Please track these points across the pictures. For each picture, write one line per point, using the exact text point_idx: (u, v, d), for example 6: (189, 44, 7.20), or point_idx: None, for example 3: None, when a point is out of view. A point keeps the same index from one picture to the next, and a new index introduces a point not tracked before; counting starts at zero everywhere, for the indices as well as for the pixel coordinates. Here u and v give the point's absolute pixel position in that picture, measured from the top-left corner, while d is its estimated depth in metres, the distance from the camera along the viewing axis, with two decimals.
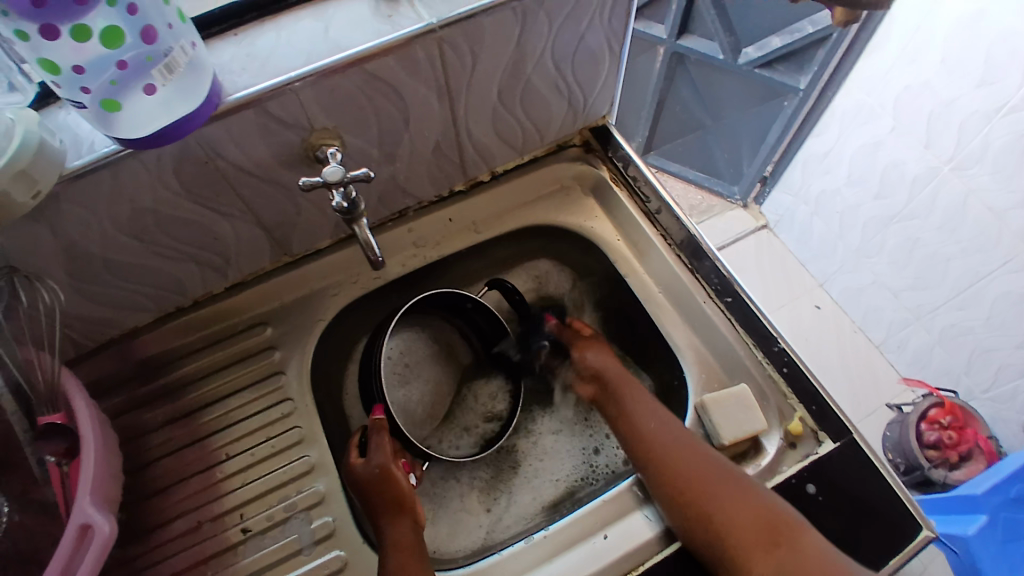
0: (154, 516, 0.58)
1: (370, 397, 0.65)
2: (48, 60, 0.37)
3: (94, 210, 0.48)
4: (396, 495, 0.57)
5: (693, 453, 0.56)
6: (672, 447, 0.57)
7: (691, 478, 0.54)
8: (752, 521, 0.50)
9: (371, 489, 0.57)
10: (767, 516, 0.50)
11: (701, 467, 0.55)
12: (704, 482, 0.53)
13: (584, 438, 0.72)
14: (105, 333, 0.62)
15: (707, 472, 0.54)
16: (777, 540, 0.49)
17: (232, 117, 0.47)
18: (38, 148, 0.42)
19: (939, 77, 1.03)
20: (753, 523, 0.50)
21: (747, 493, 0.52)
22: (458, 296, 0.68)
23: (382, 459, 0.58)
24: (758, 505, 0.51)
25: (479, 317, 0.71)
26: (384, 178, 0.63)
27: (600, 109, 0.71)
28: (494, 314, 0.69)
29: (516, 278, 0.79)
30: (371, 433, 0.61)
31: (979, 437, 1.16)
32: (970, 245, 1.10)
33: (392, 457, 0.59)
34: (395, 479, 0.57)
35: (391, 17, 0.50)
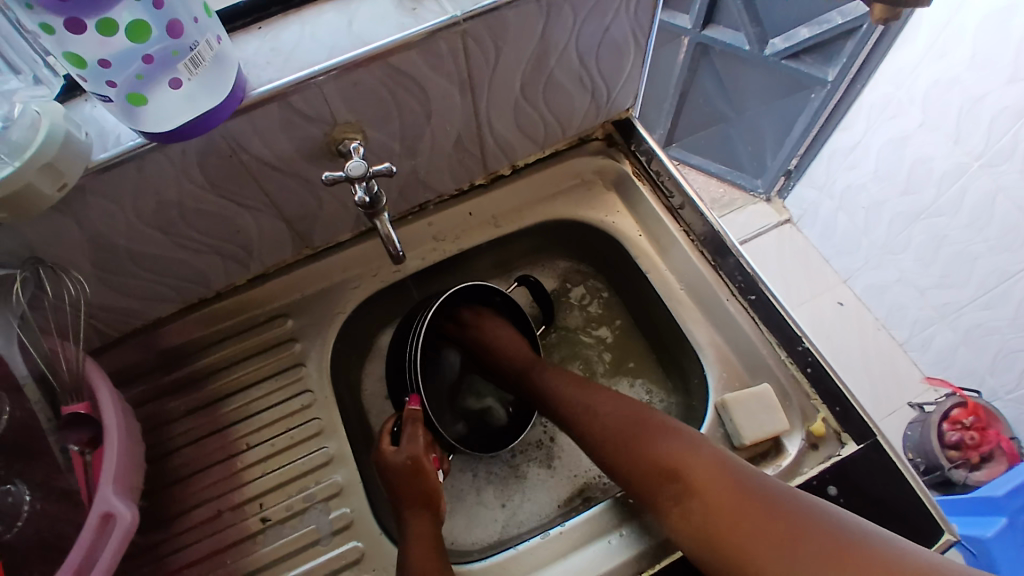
0: (177, 504, 0.59)
1: (400, 389, 0.66)
2: (73, 53, 0.38)
3: (120, 203, 0.49)
4: (424, 489, 0.57)
5: (622, 409, 0.59)
6: (600, 410, 0.60)
7: (613, 434, 0.57)
8: (659, 465, 0.52)
9: (401, 481, 0.58)
10: (670, 458, 0.52)
11: (625, 421, 0.57)
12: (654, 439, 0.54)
13: None
14: (129, 323, 0.63)
15: (632, 428, 0.56)
16: (679, 479, 0.51)
17: (257, 110, 0.47)
18: (63, 141, 0.43)
19: (969, 70, 1.00)
20: (658, 467, 0.52)
21: (664, 436, 0.54)
22: (484, 287, 0.69)
23: (413, 451, 0.59)
24: (667, 446, 0.53)
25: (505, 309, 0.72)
26: (404, 171, 0.63)
27: (624, 102, 0.70)
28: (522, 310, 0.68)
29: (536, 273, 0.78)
30: (404, 425, 0.61)
31: (1001, 438, 1.15)
32: (999, 244, 1.07)
33: (424, 451, 0.59)
34: (425, 473, 0.58)
35: (414, 10, 0.50)
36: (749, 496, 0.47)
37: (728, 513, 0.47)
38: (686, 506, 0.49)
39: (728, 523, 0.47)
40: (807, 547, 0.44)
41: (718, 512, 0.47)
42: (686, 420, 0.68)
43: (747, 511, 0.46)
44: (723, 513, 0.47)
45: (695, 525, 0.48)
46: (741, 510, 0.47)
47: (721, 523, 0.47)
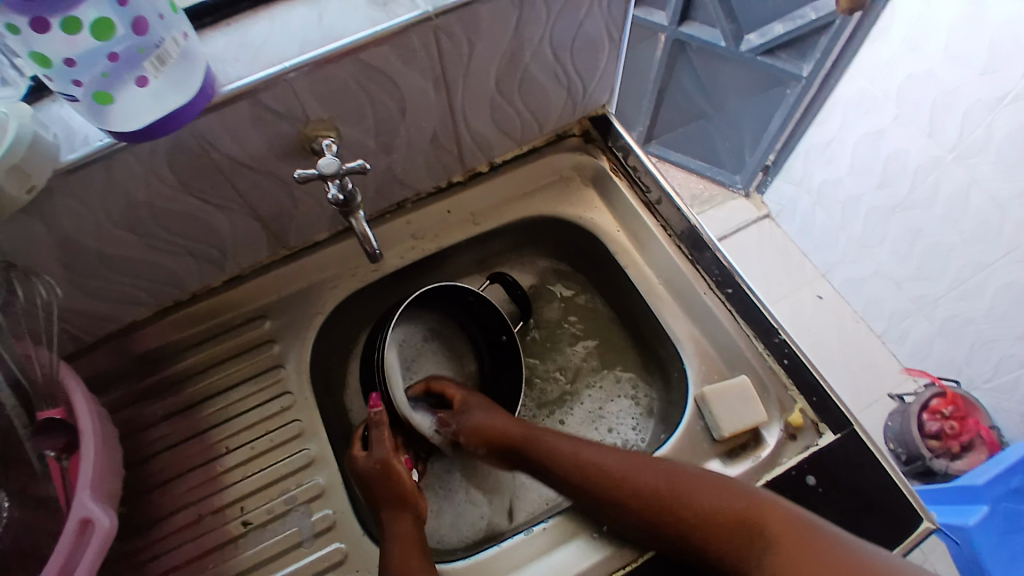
0: (156, 509, 0.58)
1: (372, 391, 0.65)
2: (38, 53, 0.37)
3: (87, 204, 0.48)
4: (399, 491, 0.57)
5: (651, 466, 0.54)
6: (623, 468, 0.55)
7: (652, 493, 0.52)
8: (729, 521, 0.49)
9: (374, 482, 0.57)
10: (741, 512, 0.49)
11: (661, 477, 0.53)
12: (706, 499, 0.51)
13: (588, 431, 0.71)
14: (102, 327, 0.62)
15: (671, 488, 0.52)
16: (758, 531, 0.48)
17: (226, 108, 0.47)
18: (31, 144, 0.42)
19: (942, 64, 1.02)
20: (729, 523, 0.49)
21: (720, 489, 0.51)
22: (460, 289, 0.68)
23: (383, 454, 0.58)
24: (730, 500, 0.50)
25: (480, 309, 0.70)
26: (380, 169, 0.62)
27: (600, 98, 0.70)
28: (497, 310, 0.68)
29: (516, 272, 0.78)
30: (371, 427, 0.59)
31: (981, 427, 1.17)
32: (972, 235, 1.09)
33: (394, 453, 0.59)
34: (397, 475, 0.57)
35: (385, 4, 0.49)
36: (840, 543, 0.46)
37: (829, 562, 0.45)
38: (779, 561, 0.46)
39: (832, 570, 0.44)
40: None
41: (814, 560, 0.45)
42: (667, 413, 0.68)
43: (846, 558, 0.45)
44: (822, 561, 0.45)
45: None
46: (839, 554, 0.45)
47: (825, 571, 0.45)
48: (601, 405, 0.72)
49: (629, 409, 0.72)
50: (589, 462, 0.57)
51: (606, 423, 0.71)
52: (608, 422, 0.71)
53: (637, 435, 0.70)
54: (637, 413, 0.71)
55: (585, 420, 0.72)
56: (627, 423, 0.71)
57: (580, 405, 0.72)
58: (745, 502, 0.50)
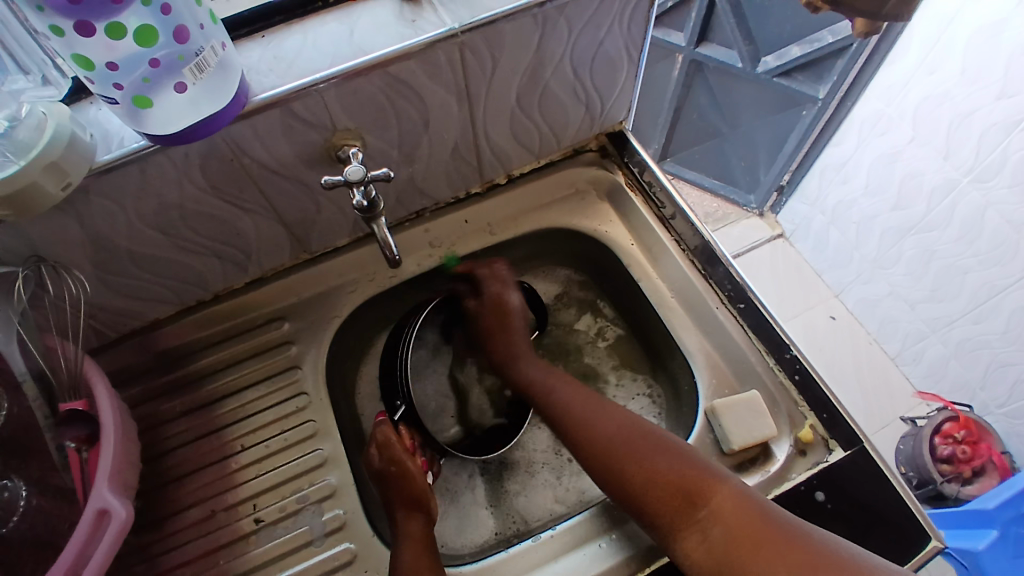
0: (171, 504, 0.60)
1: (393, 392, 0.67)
2: (82, 55, 0.39)
3: (121, 204, 0.50)
4: (412, 491, 0.58)
5: (631, 425, 0.57)
6: (607, 423, 0.58)
7: (620, 451, 0.55)
8: (675, 488, 0.50)
9: (389, 483, 0.59)
10: (690, 482, 0.50)
11: (634, 437, 0.55)
12: (662, 460, 0.52)
13: None
14: (126, 324, 0.64)
15: (635, 444, 0.55)
16: (702, 502, 0.49)
17: (258, 115, 0.48)
18: (68, 141, 0.44)
19: (958, 87, 1.03)
20: (676, 490, 0.50)
21: (674, 456, 0.52)
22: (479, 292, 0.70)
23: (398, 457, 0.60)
24: (685, 467, 0.51)
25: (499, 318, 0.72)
26: (402, 178, 0.64)
27: (617, 115, 0.71)
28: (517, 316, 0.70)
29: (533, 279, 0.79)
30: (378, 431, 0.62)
31: (993, 452, 1.15)
32: (988, 258, 1.08)
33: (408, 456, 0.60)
34: (412, 476, 0.59)
35: (413, 21, 0.52)
36: (777, 525, 0.46)
37: (758, 540, 0.45)
38: (711, 531, 0.47)
39: (757, 548, 0.45)
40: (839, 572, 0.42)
41: (744, 537, 0.45)
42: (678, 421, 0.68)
43: (775, 540, 0.44)
44: (753, 537, 0.45)
45: (720, 550, 0.46)
46: (771, 536, 0.45)
47: (749, 548, 0.45)
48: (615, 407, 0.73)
49: (651, 407, 0.72)
50: (580, 415, 0.60)
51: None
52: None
53: None
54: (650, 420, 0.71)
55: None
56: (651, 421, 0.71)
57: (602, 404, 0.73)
58: (697, 473, 0.50)
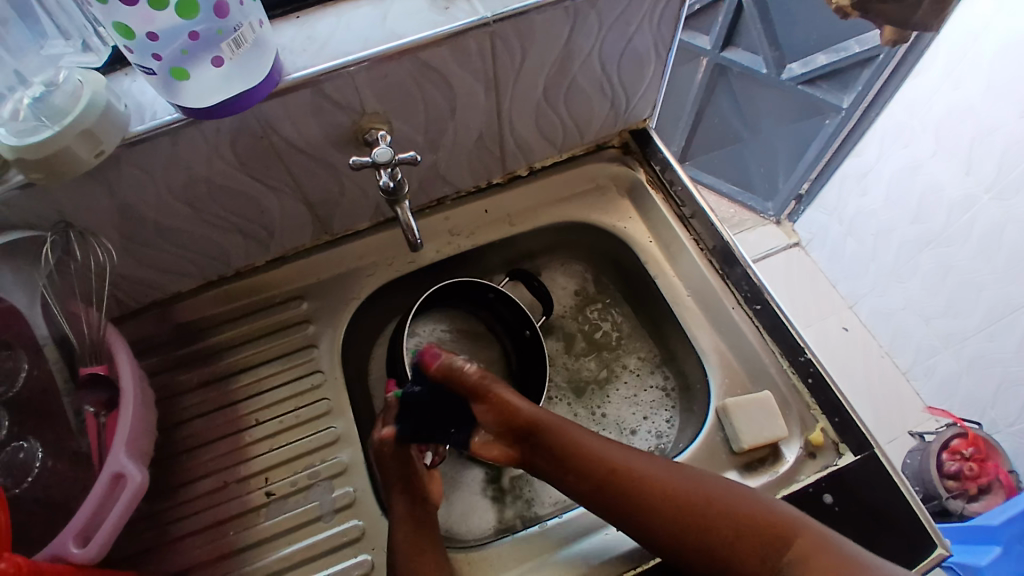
0: (185, 473, 0.61)
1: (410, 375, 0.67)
2: (123, 24, 0.40)
3: (151, 175, 0.51)
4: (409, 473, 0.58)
5: (684, 475, 0.52)
6: (653, 470, 0.52)
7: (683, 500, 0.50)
8: (754, 531, 0.48)
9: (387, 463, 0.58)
10: (766, 522, 0.49)
11: (693, 484, 0.51)
12: (735, 500, 0.50)
13: (626, 418, 0.71)
14: (148, 295, 0.65)
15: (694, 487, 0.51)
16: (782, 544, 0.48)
17: (291, 94, 0.49)
18: (104, 110, 0.45)
19: (984, 102, 1.02)
20: (751, 536, 0.48)
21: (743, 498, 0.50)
22: (480, 286, 0.71)
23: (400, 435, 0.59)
24: (755, 511, 0.49)
25: (501, 307, 0.72)
26: (426, 165, 0.65)
27: (642, 112, 0.71)
28: (517, 304, 0.70)
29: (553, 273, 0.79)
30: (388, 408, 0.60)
31: (1000, 470, 1.14)
32: (1004, 274, 1.08)
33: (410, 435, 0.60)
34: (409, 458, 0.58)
35: (446, 9, 0.52)
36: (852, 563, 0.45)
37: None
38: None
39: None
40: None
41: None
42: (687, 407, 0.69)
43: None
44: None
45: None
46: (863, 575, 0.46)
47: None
48: (635, 393, 0.73)
49: (664, 400, 0.72)
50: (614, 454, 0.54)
51: (642, 412, 0.72)
52: (643, 411, 0.72)
53: (668, 427, 0.70)
54: (665, 407, 0.71)
55: (620, 406, 0.72)
56: (661, 414, 0.71)
57: (614, 392, 0.73)
58: (771, 516, 0.49)
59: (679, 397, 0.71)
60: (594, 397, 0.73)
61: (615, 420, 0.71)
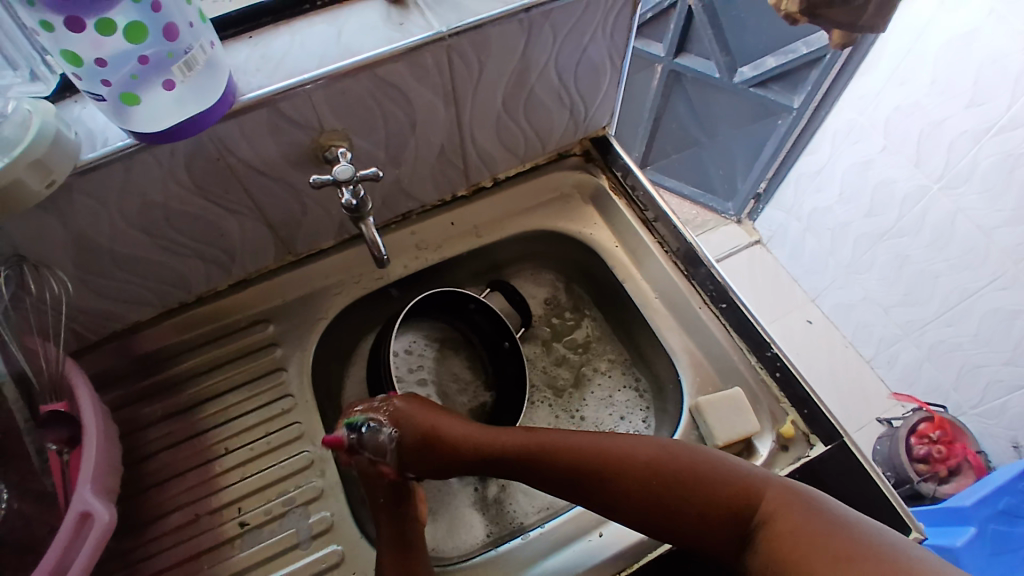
0: (152, 509, 0.58)
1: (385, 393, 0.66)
2: (70, 51, 0.39)
3: (103, 203, 0.49)
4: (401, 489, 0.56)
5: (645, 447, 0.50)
6: (613, 446, 0.51)
7: (643, 475, 0.49)
8: (720, 501, 0.47)
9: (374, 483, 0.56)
10: (731, 489, 0.47)
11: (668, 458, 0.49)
12: (705, 473, 0.48)
13: (603, 418, 0.72)
14: (106, 327, 0.63)
15: (668, 463, 0.49)
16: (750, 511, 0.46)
17: (246, 115, 0.49)
18: (54, 138, 0.43)
19: (928, 96, 1.07)
20: (717, 506, 0.46)
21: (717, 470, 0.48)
22: (463, 296, 0.71)
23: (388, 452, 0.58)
24: (719, 478, 0.47)
25: (482, 319, 0.73)
26: (389, 180, 0.64)
27: (601, 120, 0.73)
28: (497, 315, 0.71)
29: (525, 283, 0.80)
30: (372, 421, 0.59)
31: (967, 451, 1.18)
32: (959, 263, 1.12)
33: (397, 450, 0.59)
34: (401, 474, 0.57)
35: (401, 24, 0.52)
36: (820, 525, 0.42)
37: (811, 549, 0.41)
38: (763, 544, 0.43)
39: (814, 551, 0.40)
40: (884, 563, 0.38)
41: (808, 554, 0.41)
42: (661, 404, 0.70)
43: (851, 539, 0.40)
44: (799, 542, 0.41)
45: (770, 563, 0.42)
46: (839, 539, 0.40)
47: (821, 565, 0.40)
48: (610, 394, 0.74)
49: (639, 401, 0.73)
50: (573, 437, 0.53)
51: (618, 412, 0.72)
52: (620, 412, 0.72)
53: (645, 424, 0.71)
54: (640, 406, 0.72)
55: (597, 408, 0.73)
56: (638, 414, 0.72)
57: (590, 394, 0.74)
58: (736, 484, 0.47)
59: (654, 398, 0.72)
60: (571, 400, 0.74)
61: (594, 421, 0.72)
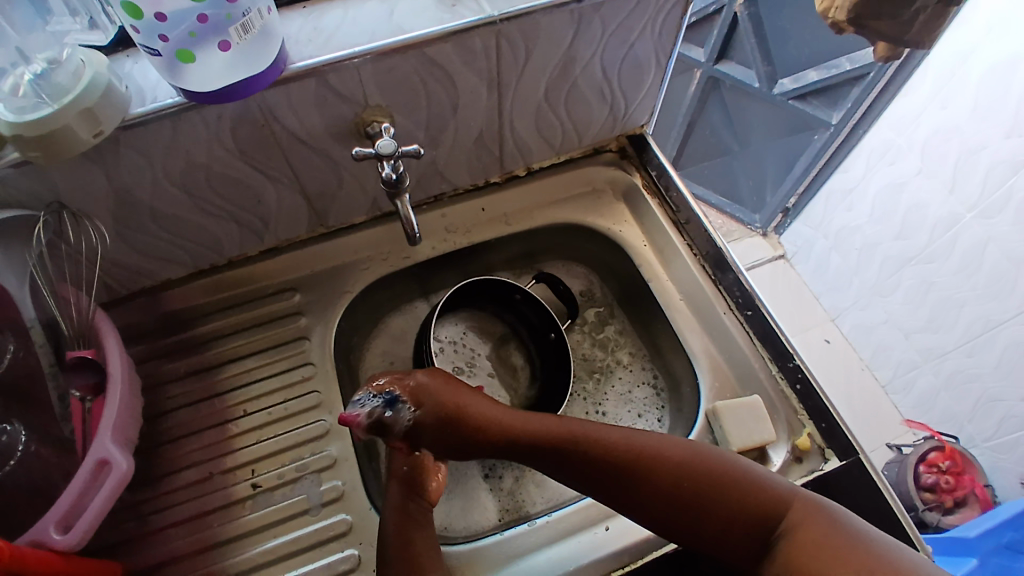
0: (167, 464, 0.60)
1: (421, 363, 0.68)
2: (133, 4, 0.39)
3: (149, 158, 0.50)
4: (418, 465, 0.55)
5: (685, 451, 0.51)
6: (650, 442, 0.52)
7: (683, 476, 0.50)
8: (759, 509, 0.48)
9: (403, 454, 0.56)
10: (763, 501, 0.48)
11: (695, 462, 0.50)
12: (735, 480, 0.50)
13: (622, 413, 0.72)
14: (137, 282, 0.64)
15: (695, 463, 0.50)
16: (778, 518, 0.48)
17: (295, 83, 0.49)
18: (104, 91, 0.44)
19: (969, 122, 1.04)
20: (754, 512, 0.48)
21: (743, 480, 0.49)
22: (504, 284, 0.71)
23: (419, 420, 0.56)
24: (750, 490, 0.49)
25: (527, 310, 0.72)
26: (425, 161, 0.65)
27: (639, 118, 0.72)
28: (543, 307, 0.70)
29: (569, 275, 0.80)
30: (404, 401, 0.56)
31: (975, 484, 1.17)
32: (986, 293, 1.10)
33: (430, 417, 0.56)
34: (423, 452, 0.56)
35: (453, 6, 0.52)
36: (852, 543, 0.45)
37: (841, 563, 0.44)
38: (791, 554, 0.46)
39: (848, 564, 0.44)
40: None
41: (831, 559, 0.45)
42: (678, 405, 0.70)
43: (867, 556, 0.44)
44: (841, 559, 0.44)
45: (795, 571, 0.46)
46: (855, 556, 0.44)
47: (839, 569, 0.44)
48: (629, 390, 0.73)
49: (656, 399, 0.72)
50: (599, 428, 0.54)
51: (636, 410, 0.72)
52: (638, 409, 0.72)
53: (661, 422, 0.70)
54: (659, 407, 0.72)
55: (617, 403, 0.72)
56: (654, 412, 0.71)
57: (610, 388, 0.73)
58: (769, 494, 0.49)
59: (670, 397, 0.72)
60: (598, 392, 0.73)
61: (612, 416, 0.71)
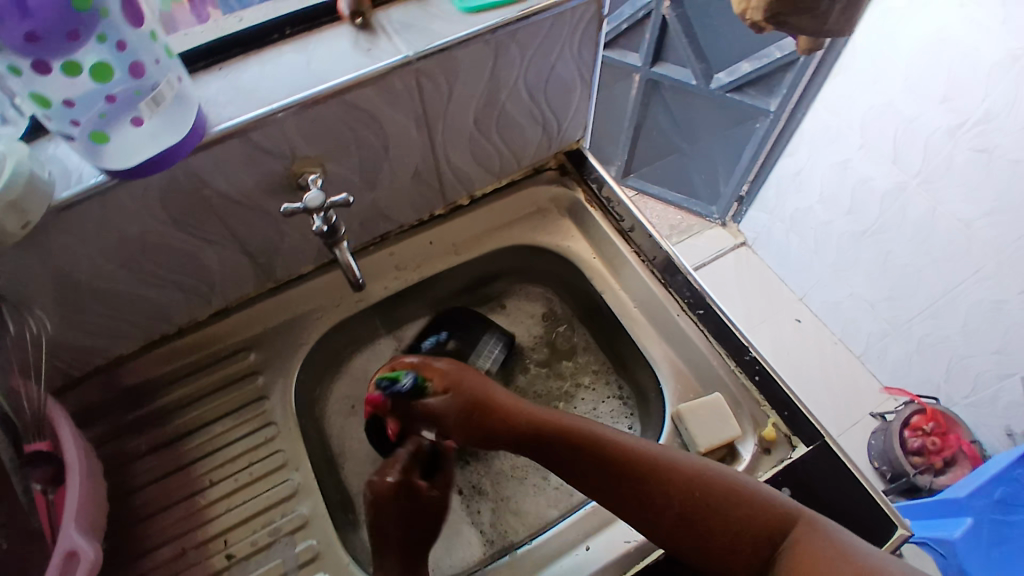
0: (138, 545, 0.58)
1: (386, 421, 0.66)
2: (39, 93, 0.39)
3: (80, 240, 0.50)
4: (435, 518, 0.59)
5: (681, 464, 0.50)
6: (662, 459, 0.51)
7: (681, 488, 0.49)
8: (756, 525, 0.47)
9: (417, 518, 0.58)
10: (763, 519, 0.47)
11: (689, 478, 0.50)
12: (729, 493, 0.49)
13: None
14: (89, 362, 0.63)
15: (688, 476, 0.50)
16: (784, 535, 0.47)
17: (217, 147, 0.49)
18: (29, 179, 0.43)
19: (903, 93, 1.08)
20: (753, 528, 0.47)
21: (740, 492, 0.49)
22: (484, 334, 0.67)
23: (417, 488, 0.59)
24: (757, 506, 0.48)
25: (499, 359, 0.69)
26: (365, 203, 0.65)
27: (574, 134, 0.74)
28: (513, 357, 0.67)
29: (523, 301, 0.81)
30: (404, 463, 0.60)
31: (962, 442, 1.19)
32: (941, 256, 1.13)
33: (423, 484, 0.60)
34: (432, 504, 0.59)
35: (369, 51, 0.53)
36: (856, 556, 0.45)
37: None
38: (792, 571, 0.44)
39: None
40: None
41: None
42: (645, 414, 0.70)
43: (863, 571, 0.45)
44: None
45: None
46: None
47: None
48: (594, 407, 0.74)
49: (623, 409, 0.73)
50: (604, 437, 0.53)
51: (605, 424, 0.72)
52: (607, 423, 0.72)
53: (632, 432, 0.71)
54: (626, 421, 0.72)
55: None
56: (623, 422, 0.72)
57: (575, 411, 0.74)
58: (770, 509, 0.48)
59: (637, 404, 0.73)
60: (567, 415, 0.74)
61: None
